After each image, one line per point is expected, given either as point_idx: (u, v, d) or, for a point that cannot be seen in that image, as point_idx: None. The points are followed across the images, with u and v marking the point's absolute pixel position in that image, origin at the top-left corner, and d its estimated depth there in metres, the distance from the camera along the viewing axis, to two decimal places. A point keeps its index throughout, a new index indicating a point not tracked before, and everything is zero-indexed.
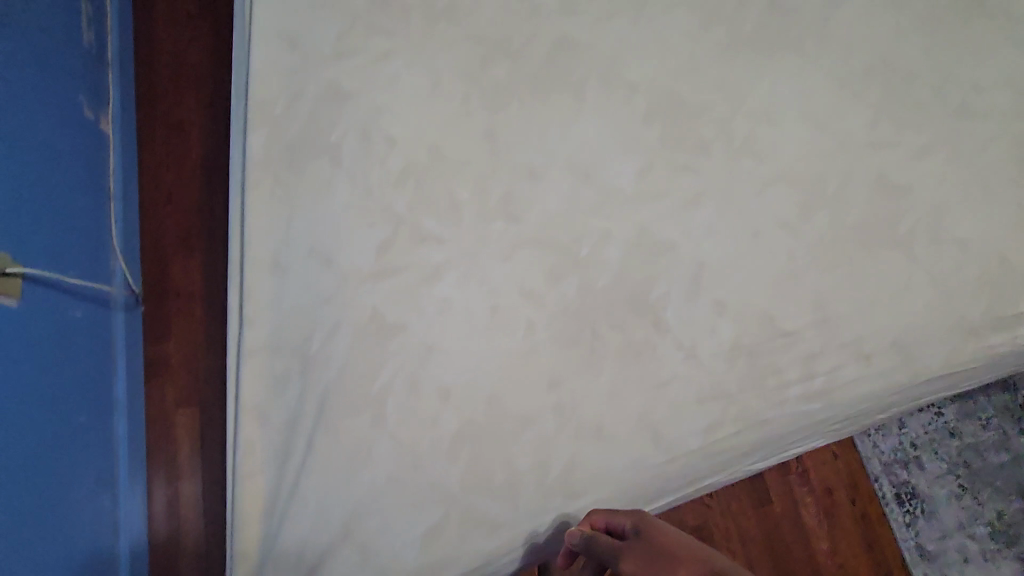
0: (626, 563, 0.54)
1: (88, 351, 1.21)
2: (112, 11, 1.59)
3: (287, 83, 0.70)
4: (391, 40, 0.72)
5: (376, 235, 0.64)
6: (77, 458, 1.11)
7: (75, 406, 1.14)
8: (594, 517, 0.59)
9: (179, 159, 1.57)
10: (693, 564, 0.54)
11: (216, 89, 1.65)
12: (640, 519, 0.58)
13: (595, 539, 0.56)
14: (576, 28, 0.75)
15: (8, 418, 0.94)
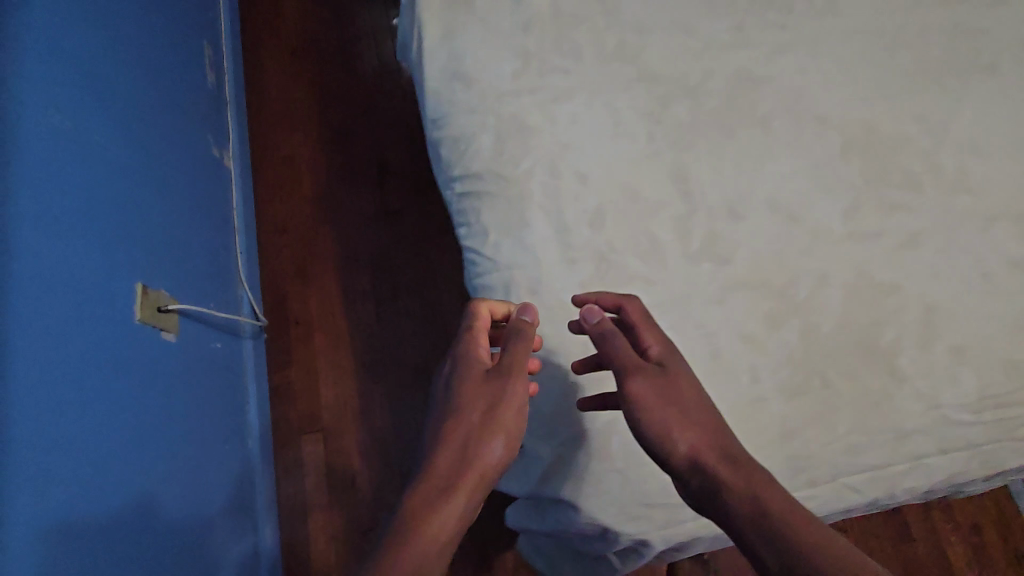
0: (636, 378, 0.54)
1: (229, 393, 1.26)
2: (228, 51, 1.68)
3: (471, 128, 0.71)
4: (569, 79, 0.72)
5: (579, 273, 0.62)
6: (226, 498, 1.14)
7: (223, 449, 1.18)
8: (628, 308, 0.57)
9: (291, 190, 1.62)
10: (702, 425, 0.52)
11: (321, 121, 1.70)
12: (668, 347, 0.56)
13: (614, 341, 0.55)
14: (752, 59, 0.73)
15: (169, 447, 0.98)
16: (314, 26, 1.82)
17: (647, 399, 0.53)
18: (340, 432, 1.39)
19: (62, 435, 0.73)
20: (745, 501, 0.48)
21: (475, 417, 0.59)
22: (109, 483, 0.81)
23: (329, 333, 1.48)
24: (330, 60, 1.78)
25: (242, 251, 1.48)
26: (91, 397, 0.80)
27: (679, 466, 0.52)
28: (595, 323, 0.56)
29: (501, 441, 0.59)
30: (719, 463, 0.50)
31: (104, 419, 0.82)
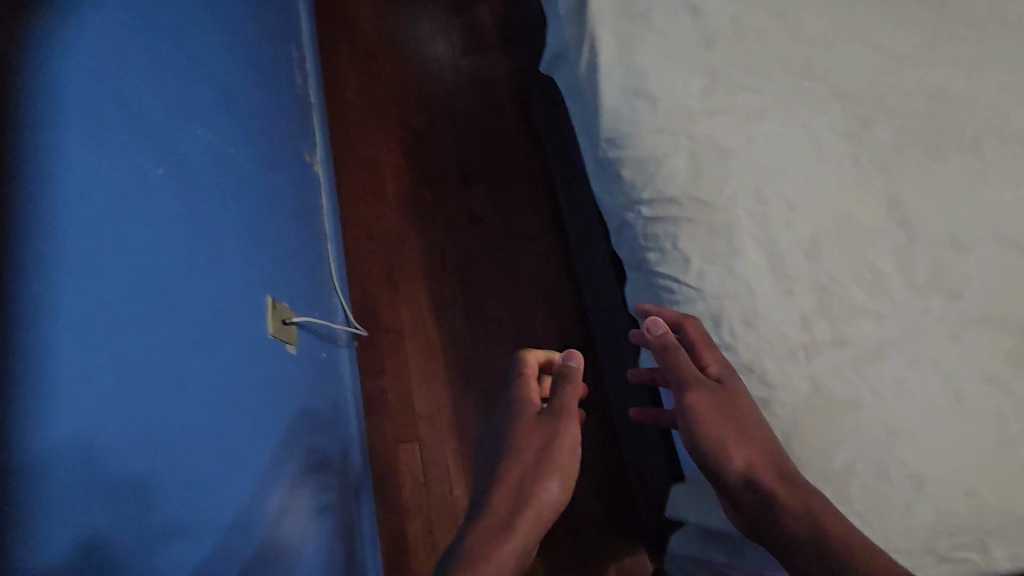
0: (693, 393, 0.63)
1: (323, 421, 1.17)
2: (309, 52, 1.67)
3: (660, 149, 0.69)
4: (761, 97, 0.70)
5: (802, 307, 0.62)
6: (272, 547, 0.85)
7: (291, 489, 0.95)
8: (687, 325, 0.63)
9: (374, 195, 1.61)
10: (759, 444, 0.60)
11: (403, 125, 1.69)
12: (726, 367, 0.62)
13: (674, 356, 0.63)
14: (949, 78, 0.71)
15: (265, 414, 0.90)
16: (390, 29, 1.81)
17: (706, 413, 0.62)
18: (436, 442, 1.39)
19: (84, 342, 0.54)
20: (799, 514, 0.56)
21: (532, 457, 0.85)
22: (181, 438, 0.67)
23: (419, 340, 1.47)
24: (408, 64, 1.77)
25: (333, 257, 1.47)
26: (138, 335, 0.63)
27: (734, 477, 0.61)
28: (658, 336, 0.64)
29: (553, 479, 0.84)
30: (772, 478, 0.59)
31: (159, 372, 0.66)
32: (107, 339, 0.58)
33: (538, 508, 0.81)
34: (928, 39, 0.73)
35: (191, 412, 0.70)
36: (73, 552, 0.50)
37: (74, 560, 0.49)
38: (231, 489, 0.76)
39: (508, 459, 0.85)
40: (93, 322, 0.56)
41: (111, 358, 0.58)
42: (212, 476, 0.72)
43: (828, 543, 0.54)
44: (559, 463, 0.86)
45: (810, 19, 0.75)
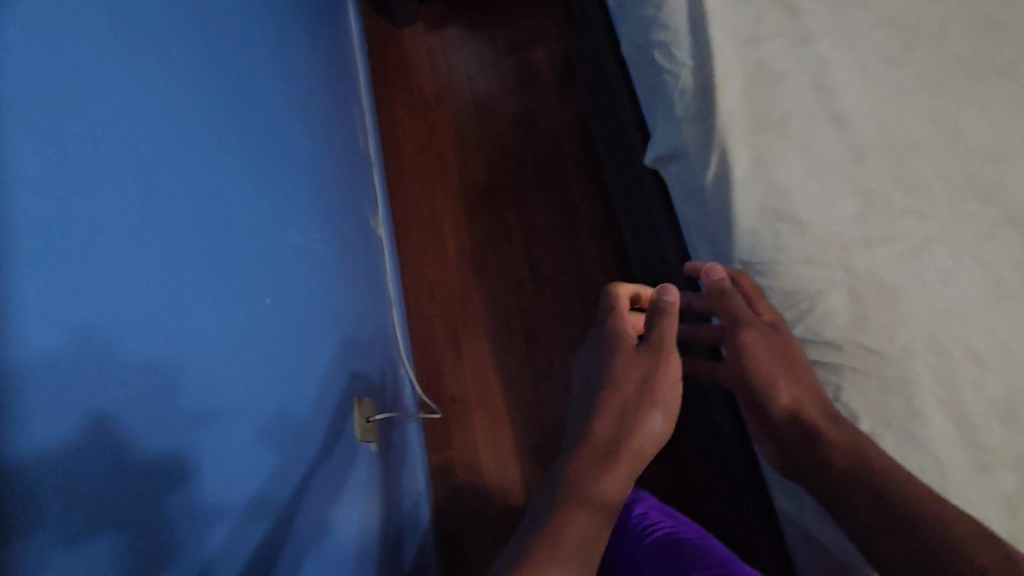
0: (748, 332, 0.61)
1: (362, 374, 0.96)
2: (368, 108, 1.64)
3: (815, 283, 0.62)
4: (923, 223, 0.63)
5: (999, 482, 0.52)
6: (292, 482, 0.63)
7: (330, 437, 0.76)
8: (741, 280, 0.65)
9: (436, 253, 1.57)
10: (808, 385, 0.58)
11: (463, 177, 1.65)
12: (779, 316, 0.62)
13: (728, 295, 0.64)
14: None
15: (303, 324, 0.74)
16: (447, 79, 1.78)
17: (757, 352, 0.60)
18: (506, 523, 1.32)
19: (80, 158, 0.38)
20: (847, 452, 0.53)
21: (631, 387, 0.63)
22: (208, 310, 0.52)
23: (485, 409, 1.42)
24: (466, 113, 1.73)
25: (399, 324, 1.43)
26: (153, 171, 0.47)
27: (778, 414, 0.58)
28: (716, 279, 0.65)
29: (656, 411, 0.61)
30: (818, 417, 0.56)
31: (179, 221, 0.50)
32: (51, 113, 0.37)
33: (638, 451, 0.59)
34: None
35: (186, 266, 0.49)
36: (62, 432, 0.33)
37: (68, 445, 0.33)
38: (248, 399, 0.56)
39: (593, 391, 0.65)
40: (38, 90, 0.36)
41: (59, 136, 0.37)
42: (212, 360, 0.51)
43: (873, 482, 0.50)
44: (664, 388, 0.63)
45: (974, 125, 0.67)
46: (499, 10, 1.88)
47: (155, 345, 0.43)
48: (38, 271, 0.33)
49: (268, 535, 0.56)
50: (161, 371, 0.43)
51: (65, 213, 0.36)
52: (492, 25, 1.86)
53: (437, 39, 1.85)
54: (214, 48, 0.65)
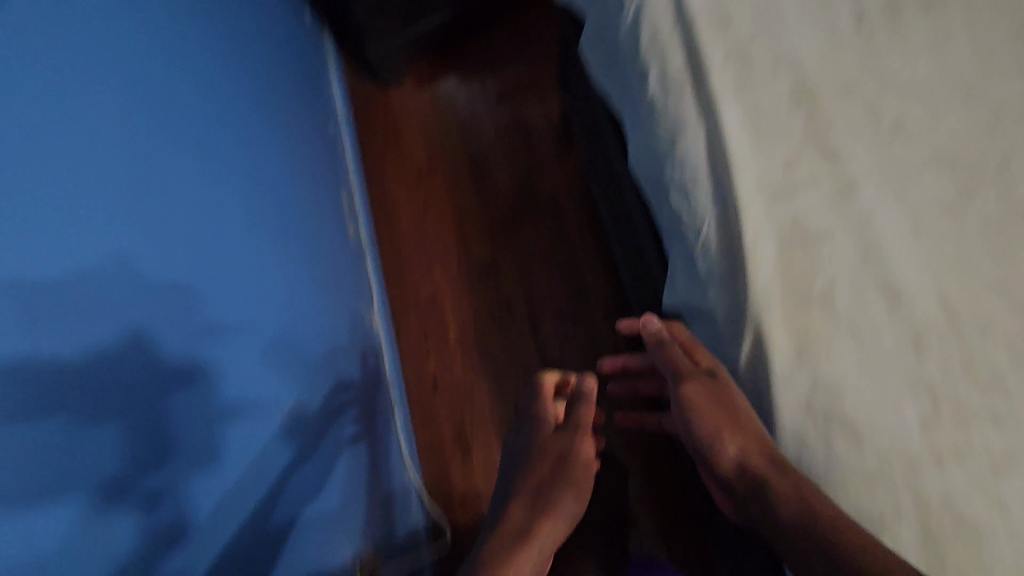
0: (687, 382, 0.65)
1: (356, 378, 0.96)
2: (358, 187, 1.55)
3: (879, 512, 0.53)
4: (1005, 431, 0.53)
5: None
6: (283, 460, 0.69)
7: (322, 420, 0.81)
8: (676, 330, 0.70)
9: (438, 338, 1.49)
10: (750, 435, 0.59)
11: (462, 252, 1.57)
12: (716, 362, 0.65)
13: (669, 350, 0.68)
14: None
15: (307, 306, 0.83)
16: (439, 142, 1.69)
17: (701, 403, 0.63)
18: None
19: (134, 109, 0.51)
20: (789, 497, 0.54)
21: (546, 467, 0.68)
22: (223, 266, 0.62)
23: None
24: (462, 179, 1.65)
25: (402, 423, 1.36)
26: (185, 147, 0.59)
27: (728, 465, 0.60)
28: (653, 332, 0.70)
29: (567, 494, 0.66)
30: (765, 467, 0.57)
31: (205, 186, 0.61)
32: (99, 79, 0.47)
33: (554, 531, 0.63)
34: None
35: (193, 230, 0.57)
36: (102, 330, 0.44)
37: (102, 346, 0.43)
38: (249, 341, 0.64)
39: (523, 470, 0.69)
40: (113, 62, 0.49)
41: (96, 127, 0.45)
42: (221, 318, 0.59)
43: (811, 527, 0.51)
44: (578, 474, 0.69)
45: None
46: (492, 60, 1.75)
47: (168, 267, 0.52)
48: (82, 197, 0.43)
49: (241, 499, 0.60)
50: (173, 313, 0.52)
51: (85, 177, 0.43)
52: (484, 78, 1.74)
53: (427, 96, 1.74)
54: (245, 71, 0.79)
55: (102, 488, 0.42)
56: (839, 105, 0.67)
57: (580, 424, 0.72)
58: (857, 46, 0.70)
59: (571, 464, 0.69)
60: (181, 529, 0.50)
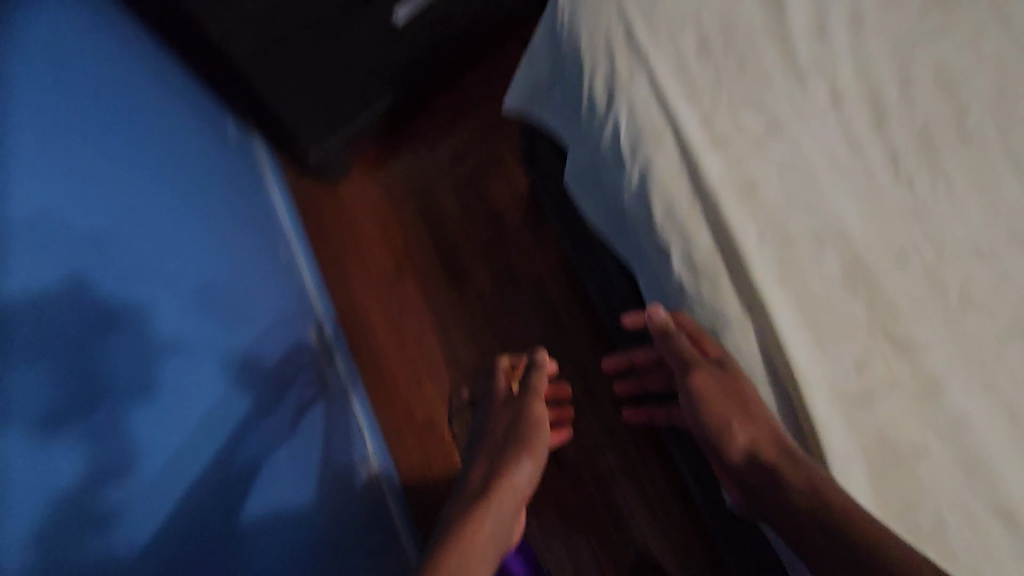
0: (697, 375, 0.59)
1: (311, 347, 1.01)
2: (309, 276, 1.41)
3: None
4: None
5: None
6: (234, 420, 0.66)
7: (274, 392, 0.80)
8: (683, 319, 0.62)
9: (444, 462, 1.37)
10: (762, 425, 0.56)
11: (451, 360, 1.43)
12: (725, 348, 0.60)
13: (675, 341, 0.61)
14: None
15: (240, 277, 0.83)
16: (400, 237, 1.52)
17: (712, 392, 0.59)
18: None
19: (36, 71, 0.53)
20: (805, 495, 0.51)
21: (499, 436, 0.70)
22: (141, 213, 0.62)
23: None
24: (434, 274, 1.49)
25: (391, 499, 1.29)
26: (94, 108, 0.60)
27: (737, 455, 0.57)
28: (660, 321, 0.63)
29: (525, 456, 0.66)
30: (774, 453, 0.55)
31: (111, 141, 0.61)
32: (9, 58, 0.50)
33: (516, 493, 0.62)
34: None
35: (142, 190, 0.65)
36: (49, 283, 0.44)
37: (52, 288, 0.45)
38: (178, 286, 0.65)
39: (484, 442, 0.70)
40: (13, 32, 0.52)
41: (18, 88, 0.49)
42: (157, 267, 0.61)
43: (832, 525, 0.49)
44: (534, 438, 0.70)
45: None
46: (444, 136, 1.57)
47: (88, 216, 0.52)
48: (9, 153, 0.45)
49: (211, 466, 0.58)
50: (108, 225, 0.55)
51: (43, 135, 0.50)
52: (439, 158, 1.55)
53: (379, 185, 1.54)
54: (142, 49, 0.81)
55: (36, 424, 0.39)
56: (899, 280, 0.58)
57: (529, 393, 0.76)
58: (901, 200, 0.61)
59: (528, 429, 0.70)
60: (118, 396, 0.48)
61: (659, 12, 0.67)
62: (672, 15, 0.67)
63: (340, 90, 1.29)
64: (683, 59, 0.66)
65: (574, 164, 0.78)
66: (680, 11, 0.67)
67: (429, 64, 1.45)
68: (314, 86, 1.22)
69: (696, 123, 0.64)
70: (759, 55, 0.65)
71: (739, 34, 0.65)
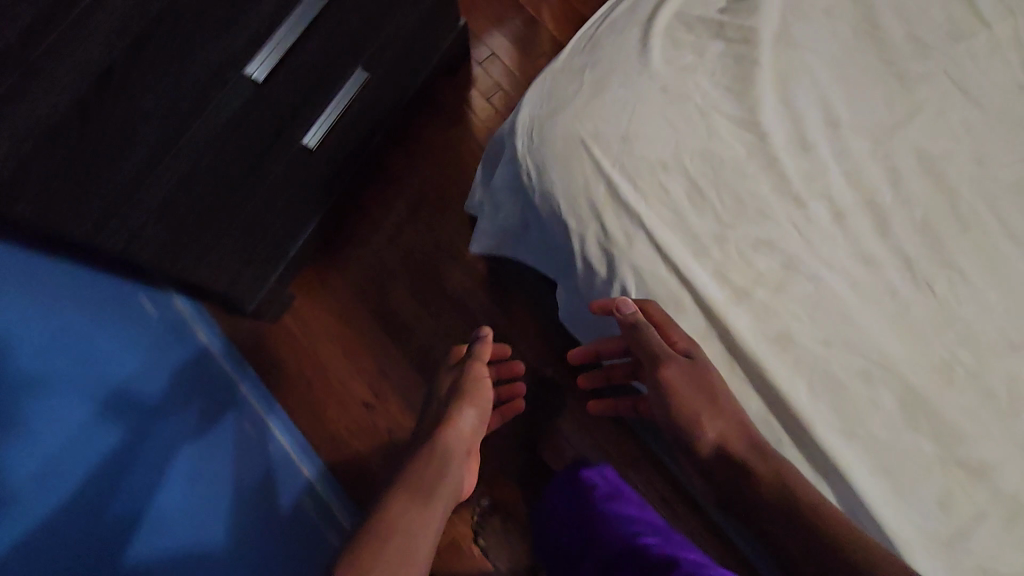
0: (669, 369, 0.63)
1: (187, 381, 0.94)
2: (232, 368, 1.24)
3: None
4: None
5: None
6: (91, 462, 0.60)
7: (140, 425, 0.72)
8: (652, 310, 0.61)
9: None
10: (729, 417, 0.60)
11: None
12: (693, 342, 0.60)
13: (644, 334, 0.61)
14: None
15: (77, 302, 0.76)
16: (367, 352, 1.39)
17: (682, 387, 0.63)
18: None
19: None
20: (773, 486, 0.57)
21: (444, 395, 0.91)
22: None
23: None
24: (411, 380, 1.37)
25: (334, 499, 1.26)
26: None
27: (709, 446, 0.63)
28: (631, 315, 0.61)
29: (469, 408, 0.84)
30: (741, 447, 0.60)
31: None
32: None
33: (464, 438, 0.81)
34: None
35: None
36: None
37: None
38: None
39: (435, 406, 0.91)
40: None
41: None
42: (12, 310, 0.59)
43: (794, 502, 0.56)
44: (477, 396, 0.87)
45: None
46: (383, 233, 1.45)
47: None
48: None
49: (56, 509, 0.53)
50: None
51: None
52: (384, 259, 1.44)
53: (327, 304, 1.41)
54: None
55: None
56: (952, 399, 0.57)
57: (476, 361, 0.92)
58: (928, 309, 0.60)
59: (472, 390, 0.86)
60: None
61: (637, 162, 0.62)
62: (653, 162, 0.62)
63: (268, 232, 1.16)
64: (676, 210, 0.61)
65: (571, 306, 0.75)
66: (660, 156, 0.62)
67: (350, 169, 1.33)
68: (241, 242, 1.08)
69: (713, 280, 0.59)
70: (753, 188, 0.61)
71: (727, 171, 0.61)
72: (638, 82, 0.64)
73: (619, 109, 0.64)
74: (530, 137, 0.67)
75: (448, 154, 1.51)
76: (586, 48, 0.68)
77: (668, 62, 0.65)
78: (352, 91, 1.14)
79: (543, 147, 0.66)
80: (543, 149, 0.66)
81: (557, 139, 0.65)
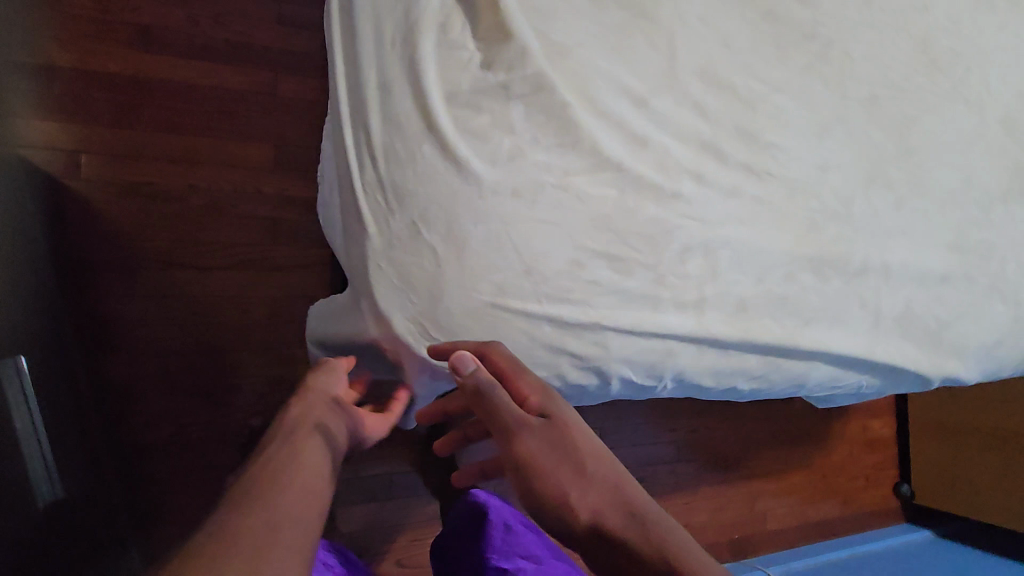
0: (526, 441, 0.53)
1: None
2: None
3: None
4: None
5: None
6: None
7: None
8: (494, 354, 0.54)
9: None
10: (601, 490, 0.50)
11: None
12: (545, 396, 0.55)
13: (485, 385, 0.52)
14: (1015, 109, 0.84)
15: None
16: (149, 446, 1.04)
17: (542, 462, 0.53)
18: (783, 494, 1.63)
19: None
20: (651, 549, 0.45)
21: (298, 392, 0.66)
22: None
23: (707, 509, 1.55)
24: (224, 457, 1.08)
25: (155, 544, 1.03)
26: None
27: (580, 532, 0.48)
28: (470, 373, 0.52)
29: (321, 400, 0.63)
30: (618, 517, 0.48)
31: None
32: None
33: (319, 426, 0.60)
34: (1006, 93, 0.84)
35: None
36: None
37: None
38: None
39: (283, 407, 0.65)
40: None
41: None
42: None
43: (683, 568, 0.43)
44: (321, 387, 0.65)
45: (976, 173, 0.81)
46: (184, 434, 1.09)
47: None
48: None
49: None
50: None
51: None
52: (220, 461, 1.10)
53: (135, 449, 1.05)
54: None
55: None
56: (829, 240, 0.72)
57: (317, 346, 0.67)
58: (779, 189, 0.70)
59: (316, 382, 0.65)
60: None
61: (556, 282, 0.56)
62: (567, 271, 0.56)
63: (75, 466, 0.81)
64: (614, 289, 0.58)
65: None
66: (568, 260, 0.56)
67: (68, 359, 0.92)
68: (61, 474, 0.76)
69: (677, 314, 0.62)
70: (642, 218, 0.59)
71: (620, 220, 0.58)
72: (487, 208, 0.53)
73: (498, 249, 0.54)
74: (432, 335, 0.55)
75: (161, 306, 1.09)
76: (392, 203, 0.53)
77: (493, 162, 0.54)
78: (28, 385, 0.74)
79: (457, 337, 0.55)
80: (459, 335, 0.55)
81: (465, 321, 0.55)
